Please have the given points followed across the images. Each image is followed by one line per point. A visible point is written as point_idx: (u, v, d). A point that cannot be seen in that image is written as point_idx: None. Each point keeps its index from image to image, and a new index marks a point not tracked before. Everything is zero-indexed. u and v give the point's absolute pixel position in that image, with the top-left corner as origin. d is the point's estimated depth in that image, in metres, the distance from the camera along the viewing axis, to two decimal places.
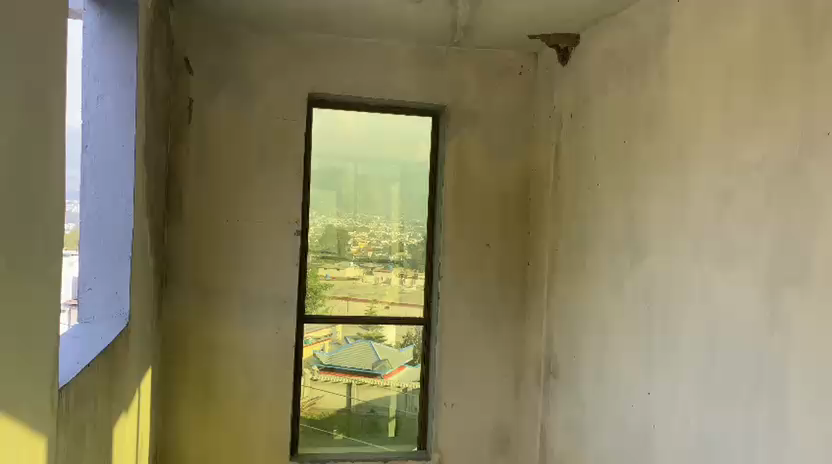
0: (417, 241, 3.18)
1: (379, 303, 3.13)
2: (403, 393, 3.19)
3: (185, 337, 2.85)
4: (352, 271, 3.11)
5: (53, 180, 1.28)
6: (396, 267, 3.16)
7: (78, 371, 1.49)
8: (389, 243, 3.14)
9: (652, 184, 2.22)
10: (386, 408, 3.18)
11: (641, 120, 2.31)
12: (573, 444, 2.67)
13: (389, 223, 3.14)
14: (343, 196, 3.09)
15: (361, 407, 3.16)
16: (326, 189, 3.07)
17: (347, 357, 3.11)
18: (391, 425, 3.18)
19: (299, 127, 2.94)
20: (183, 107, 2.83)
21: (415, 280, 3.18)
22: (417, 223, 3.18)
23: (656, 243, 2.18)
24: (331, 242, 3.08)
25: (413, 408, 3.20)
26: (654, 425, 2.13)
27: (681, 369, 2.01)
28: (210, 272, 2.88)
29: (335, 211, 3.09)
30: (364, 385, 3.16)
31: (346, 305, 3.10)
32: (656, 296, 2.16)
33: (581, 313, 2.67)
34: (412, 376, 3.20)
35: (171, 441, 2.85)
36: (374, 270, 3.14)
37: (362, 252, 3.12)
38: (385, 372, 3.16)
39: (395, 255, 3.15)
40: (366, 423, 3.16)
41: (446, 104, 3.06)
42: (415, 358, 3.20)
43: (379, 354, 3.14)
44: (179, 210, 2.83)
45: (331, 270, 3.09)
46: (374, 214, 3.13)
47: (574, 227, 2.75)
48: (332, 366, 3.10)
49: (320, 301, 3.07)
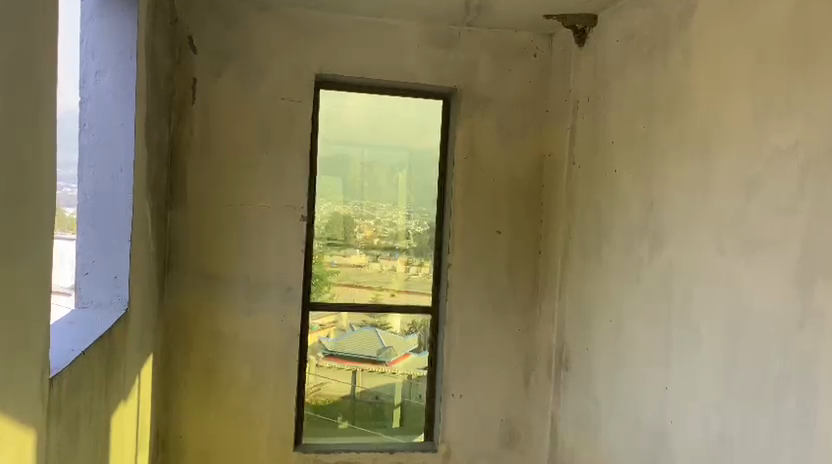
0: (423, 230, 3.09)
1: (384, 291, 3.06)
2: (408, 381, 3.12)
3: (187, 323, 2.79)
4: (358, 258, 3.03)
5: (45, 157, 1.20)
6: (402, 255, 3.08)
7: (71, 359, 1.42)
8: (395, 231, 3.07)
9: (673, 171, 2.12)
10: (391, 395, 3.11)
11: (661, 103, 2.21)
12: (586, 438, 2.60)
13: (395, 210, 3.06)
14: (349, 181, 3.01)
15: (365, 394, 3.09)
16: (333, 174, 2.99)
17: (351, 344, 3.04)
18: (396, 413, 3.12)
19: (305, 109, 2.85)
20: (186, 87, 2.75)
21: (422, 269, 3.10)
22: (424, 211, 3.09)
23: (676, 231, 2.09)
24: (337, 228, 3.00)
25: (419, 396, 3.13)
26: (671, 421, 2.05)
27: (701, 364, 1.93)
28: (212, 257, 2.80)
29: (341, 197, 3.00)
30: (370, 372, 3.08)
31: (351, 293, 3.03)
32: (675, 287, 2.08)
33: (594, 305, 2.58)
34: (418, 364, 3.12)
35: (171, 430, 2.79)
36: (380, 258, 3.06)
37: (368, 240, 3.04)
38: (390, 359, 3.08)
39: (401, 243, 3.07)
40: (371, 412, 3.10)
41: (457, 87, 2.97)
42: (420, 346, 3.12)
43: (385, 341, 3.07)
44: (181, 195, 2.76)
45: (336, 257, 3.00)
46: (380, 201, 3.05)
47: (590, 216, 2.66)
48: (337, 353, 3.03)
49: (326, 288, 3.00)
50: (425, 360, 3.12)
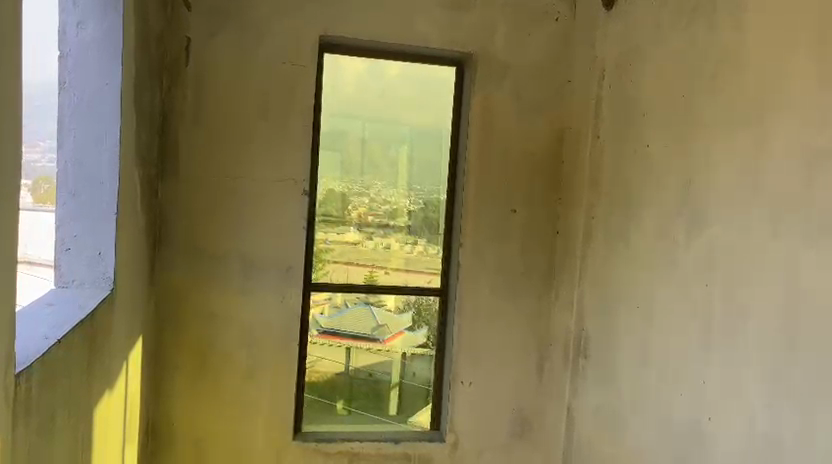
0: (419, 208, 2.89)
1: (379, 269, 2.87)
2: (404, 359, 2.93)
3: (185, 305, 2.62)
4: (351, 236, 2.83)
5: (9, 118, 0.99)
6: (398, 234, 2.88)
7: (45, 350, 1.22)
8: (389, 208, 2.87)
9: (718, 146, 1.94)
10: (388, 373, 2.93)
11: (704, 71, 2.03)
12: (607, 430, 2.46)
13: (392, 187, 2.86)
14: (348, 156, 2.80)
15: (360, 372, 2.90)
16: (333, 147, 2.79)
17: (347, 322, 2.85)
18: (395, 394, 2.94)
19: (309, 74, 2.63)
20: (178, 48, 2.53)
21: (417, 246, 2.90)
22: (423, 189, 2.89)
23: (720, 213, 1.92)
24: (335, 205, 2.80)
25: (414, 371, 2.95)
26: (709, 419, 1.92)
27: (749, 358, 1.78)
28: (207, 232, 2.61)
29: (340, 172, 2.80)
30: (364, 350, 2.89)
31: (346, 272, 2.83)
32: (719, 275, 1.91)
33: (620, 289, 2.42)
34: (413, 342, 2.93)
35: (162, 416, 2.62)
36: (374, 236, 2.86)
37: (362, 217, 2.84)
38: (385, 337, 2.90)
39: (398, 221, 2.88)
40: (370, 394, 2.92)
41: (471, 53, 2.76)
42: (414, 324, 2.92)
43: (379, 318, 2.89)
44: (173, 166, 2.56)
45: (332, 234, 2.81)
46: (372, 178, 2.84)
47: (616, 196, 2.48)
48: (332, 330, 2.84)
49: (319, 266, 2.81)
50: (422, 336, 2.93)
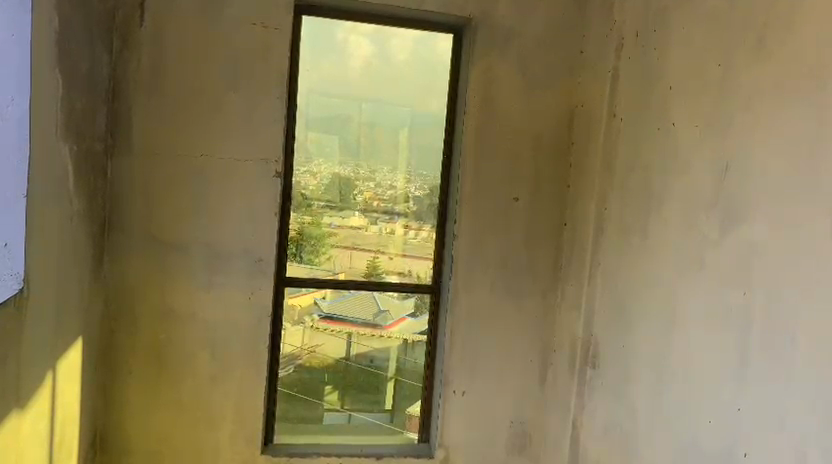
0: (426, 192, 2.56)
1: (383, 256, 2.55)
2: (405, 346, 2.60)
3: (139, 298, 2.30)
4: (357, 220, 2.52)
5: None
6: (404, 220, 2.55)
7: None
8: (397, 192, 2.53)
9: (763, 123, 1.60)
10: (387, 362, 2.59)
11: (744, 35, 1.69)
12: (618, 452, 2.14)
13: (396, 169, 2.52)
14: (353, 136, 2.48)
15: (357, 364, 2.57)
16: (332, 127, 2.46)
17: (349, 306, 2.54)
18: (391, 390, 2.61)
19: (282, 40, 2.30)
20: (132, 4, 2.21)
21: (421, 233, 2.57)
22: (425, 171, 2.55)
23: (764, 205, 1.59)
24: (338, 189, 2.49)
25: (416, 363, 2.62)
26: (745, 454, 1.60)
27: (798, 384, 1.45)
28: (164, 216, 2.29)
29: (343, 154, 2.48)
30: (364, 337, 2.56)
31: (350, 258, 2.52)
32: (759, 282, 1.58)
33: (636, 290, 2.09)
34: (415, 328, 2.60)
35: (114, 424, 2.32)
36: (380, 222, 2.54)
37: (368, 202, 2.52)
38: (386, 323, 2.57)
39: (402, 207, 2.54)
40: (365, 389, 2.59)
41: (471, 16, 2.42)
42: (418, 309, 2.60)
43: (381, 303, 2.56)
44: (125, 140, 2.24)
45: (336, 219, 2.50)
46: (382, 159, 2.51)
47: (635, 183, 2.14)
48: (333, 315, 2.53)
49: (324, 252, 2.50)
50: (424, 324, 2.61)
